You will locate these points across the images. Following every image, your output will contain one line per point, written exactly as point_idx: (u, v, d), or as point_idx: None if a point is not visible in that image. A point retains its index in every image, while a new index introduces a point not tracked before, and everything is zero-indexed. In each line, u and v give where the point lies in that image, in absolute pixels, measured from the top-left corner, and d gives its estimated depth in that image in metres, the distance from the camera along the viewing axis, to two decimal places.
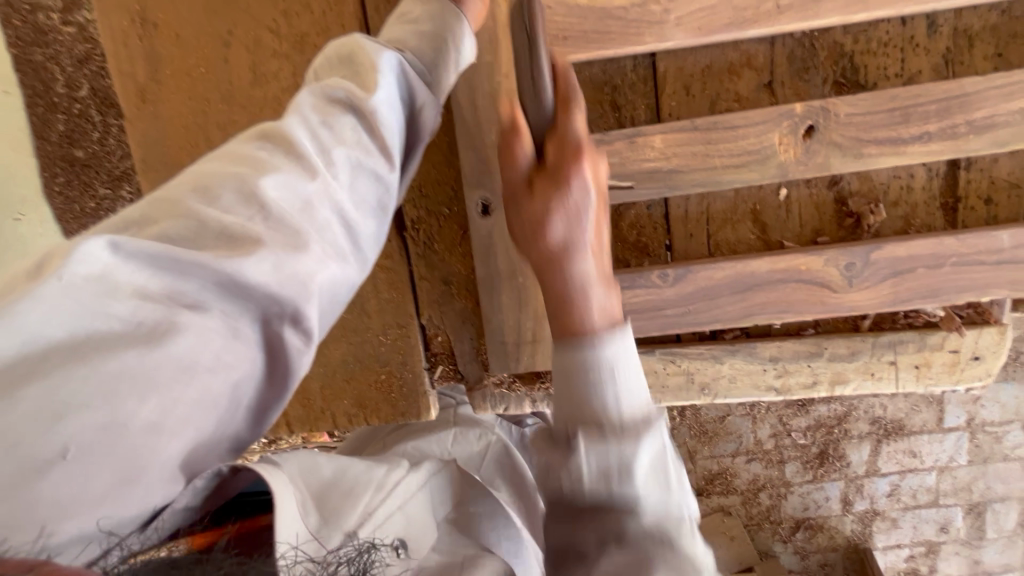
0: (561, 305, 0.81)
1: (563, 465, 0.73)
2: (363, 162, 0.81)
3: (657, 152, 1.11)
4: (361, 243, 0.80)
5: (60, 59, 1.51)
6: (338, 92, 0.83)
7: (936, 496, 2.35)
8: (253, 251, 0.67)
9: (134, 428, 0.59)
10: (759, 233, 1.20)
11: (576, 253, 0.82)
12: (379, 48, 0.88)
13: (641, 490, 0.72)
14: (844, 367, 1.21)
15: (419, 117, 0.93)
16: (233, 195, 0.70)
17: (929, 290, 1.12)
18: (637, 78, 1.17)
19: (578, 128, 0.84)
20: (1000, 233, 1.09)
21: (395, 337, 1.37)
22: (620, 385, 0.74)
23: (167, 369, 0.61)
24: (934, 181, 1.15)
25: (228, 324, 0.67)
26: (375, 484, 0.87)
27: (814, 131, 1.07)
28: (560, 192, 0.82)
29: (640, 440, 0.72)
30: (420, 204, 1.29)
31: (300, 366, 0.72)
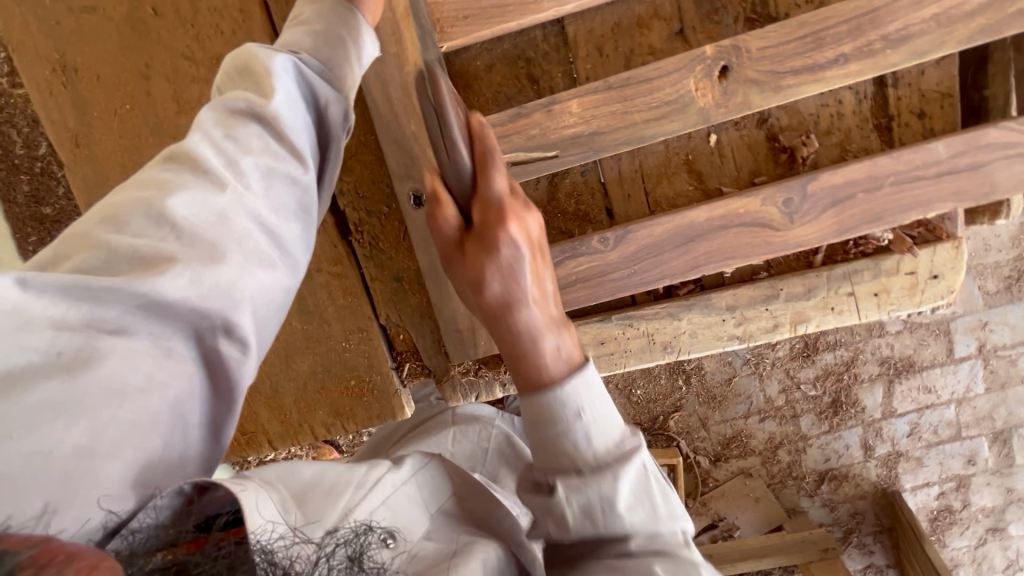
0: (514, 344, 0.81)
1: (545, 508, 0.76)
2: (274, 168, 0.81)
3: (576, 117, 1.10)
4: (288, 247, 0.81)
5: (15, 122, 1.54)
6: (239, 103, 0.83)
7: (958, 429, 2.30)
8: (168, 268, 0.68)
9: (66, 453, 0.61)
10: (697, 184, 1.19)
11: (519, 304, 0.81)
12: (271, 54, 0.87)
13: (628, 522, 0.74)
14: (802, 306, 1.19)
15: (327, 114, 0.92)
16: (142, 219, 0.71)
17: (872, 214, 1.09)
18: (550, 47, 1.16)
19: (499, 188, 0.86)
20: (935, 144, 1.06)
21: (357, 341, 1.38)
22: (587, 419, 0.75)
23: (94, 393, 0.63)
24: (862, 103, 1.13)
25: (158, 344, 0.69)
26: (356, 482, 0.79)
27: (728, 70, 1.06)
28: (491, 255, 0.82)
29: (617, 477, 0.73)
30: (359, 206, 1.30)
31: (242, 375, 0.75)
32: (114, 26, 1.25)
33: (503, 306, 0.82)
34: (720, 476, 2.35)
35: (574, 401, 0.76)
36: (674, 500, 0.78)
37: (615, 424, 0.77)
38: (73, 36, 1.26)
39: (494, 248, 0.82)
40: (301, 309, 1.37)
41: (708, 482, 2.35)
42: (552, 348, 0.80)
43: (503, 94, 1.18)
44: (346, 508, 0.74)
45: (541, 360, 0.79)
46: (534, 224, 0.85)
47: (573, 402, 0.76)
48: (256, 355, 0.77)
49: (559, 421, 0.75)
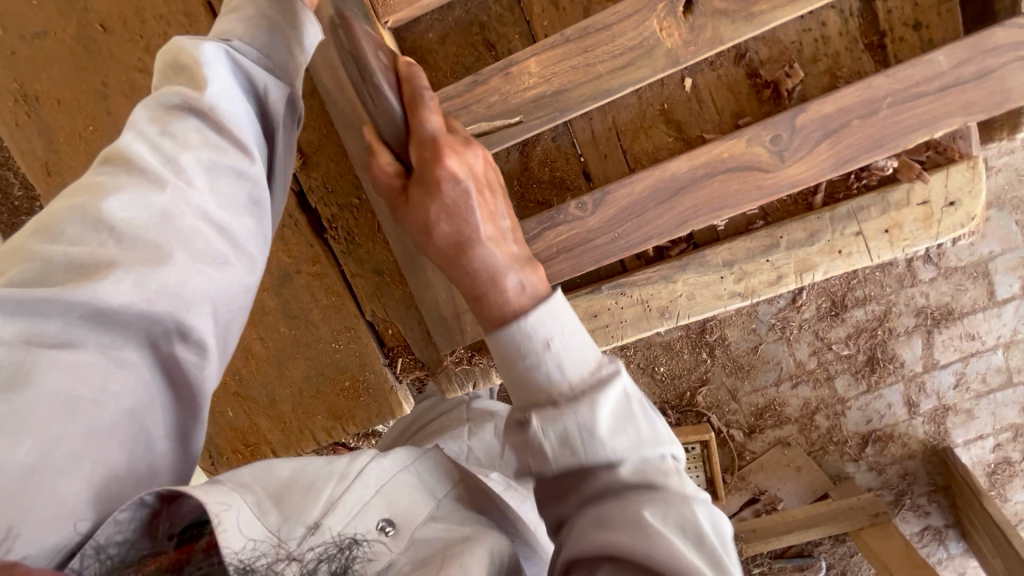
0: (474, 286, 0.76)
1: (523, 445, 0.69)
2: (218, 161, 0.76)
3: (536, 77, 1.03)
4: (245, 244, 0.78)
5: (10, 163, 1.64)
6: (173, 97, 0.78)
7: (1008, 375, 2.15)
8: (109, 273, 0.65)
9: (14, 473, 0.57)
10: (676, 134, 1.10)
11: (471, 243, 0.77)
12: (199, 44, 0.82)
13: (609, 444, 0.65)
14: (807, 252, 1.10)
15: (269, 102, 0.89)
16: (78, 227, 0.68)
17: (872, 141, 0.99)
18: (502, 8, 1.10)
19: (435, 125, 0.80)
20: (936, 56, 0.96)
21: (347, 340, 1.34)
22: (558, 347, 0.68)
23: (41, 408, 0.59)
24: (849, 22, 1.02)
25: (108, 353, 0.66)
26: (338, 474, 0.72)
27: (693, 5, 0.98)
28: (433, 193, 0.77)
29: (595, 397, 0.66)
30: (330, 201, 1.26)
31: (204, 379, 0.73)
32: (66, 48, 1.23)
33: (460, 241, 0.78)
34: (756, 448, 2.24)
35: (542, 330, 0.69)
36: (660, 424, 0.69)
37: (591, 350, 0.70)
38: (29, 64, 1.25)
39: (435, 187, 0.77)
40: (287, 314, 1.34)
41: (745, 454, 2.25)
42: (515, 284, 0.74)
43: (461, 65, 1.12)
44: (330, 501, 0.67)
45: (504, 296, 0.74)
46: (477, 159, 0.81)
47: (539, 332, 0.69)
48: (216, 354, 0.74)
49: (527, 355, 0.69)
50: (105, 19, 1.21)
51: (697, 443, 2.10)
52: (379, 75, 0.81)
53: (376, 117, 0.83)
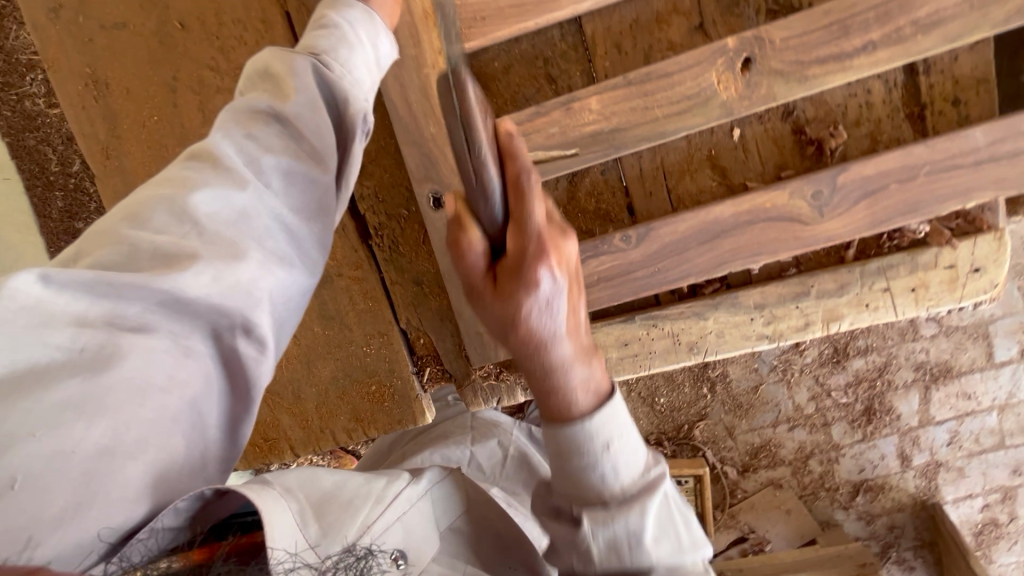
0: (543, 382, 0.70)
1: (570, 539, 0.73)
2: (295, 168, 0.80)
3: (596, 114, 1.09)
4: (307, 248, 0.80)
5: (51, 140, 1.82)
6: (261, 104, 0.83)
7: (1001, 437, 2.19)
8: (191, 264, 0.67)
9: (84, 456, 0.58)
10: (720, 179, 1.16)
11: (552, 343, 0.68)
12: (291, 58, 0.87)
13: (653, 557, 0.72)
14: (835, 303, 1.15)
15: (347, 114, 0.92)
16: (164, 216, 0.70)
17: (908, 205, 1.05)
18: (567, 46, 1.15)
19: (542, 215, 0.64)
20: (972, 131, 1.02)
21: (378, 345, 1.38)
22: (619, 457, 0.72)
23: (117, 394, 0.60)
24: (894, 92, 1.09)
25: (178, 341, 0.67)
26: (375, 496, 0.77)
27: (751, 63, 1.03)
28: (527, 292, 0.65)
29: (645, 504, 0.72)
30: (379, 210, 1.30)
31: (261, 374, 0.72)
32: (142, 40, 1.29)
33: (541, 338, 0.68)
34: (749, 487, 2.26)
35: (604, 432, 0.71)
36: (692, 528, 0.76)
37: (641, 448, 0.75)
38: (105, 53, 1.30)
39: (532, 286, 0.64)
40: (323, 314, 1.37)
41: (736, 493, 2.27)
42: (581, 380, 0.71)
43: (521, 95, 1.19)
44: (364, 523, 0.71)
45: (572, 399, 0.72)
46: (574, 250, 0.69)
47: (602, 435, 0.71)
48: (273, 349, 0.74)
49: (588, 454, 0.71)
50: (185, 18, 1.26)
51: (691, 477, 2.12)
52: (484, 144, 0.58)
53: (470, 193, 0.62)
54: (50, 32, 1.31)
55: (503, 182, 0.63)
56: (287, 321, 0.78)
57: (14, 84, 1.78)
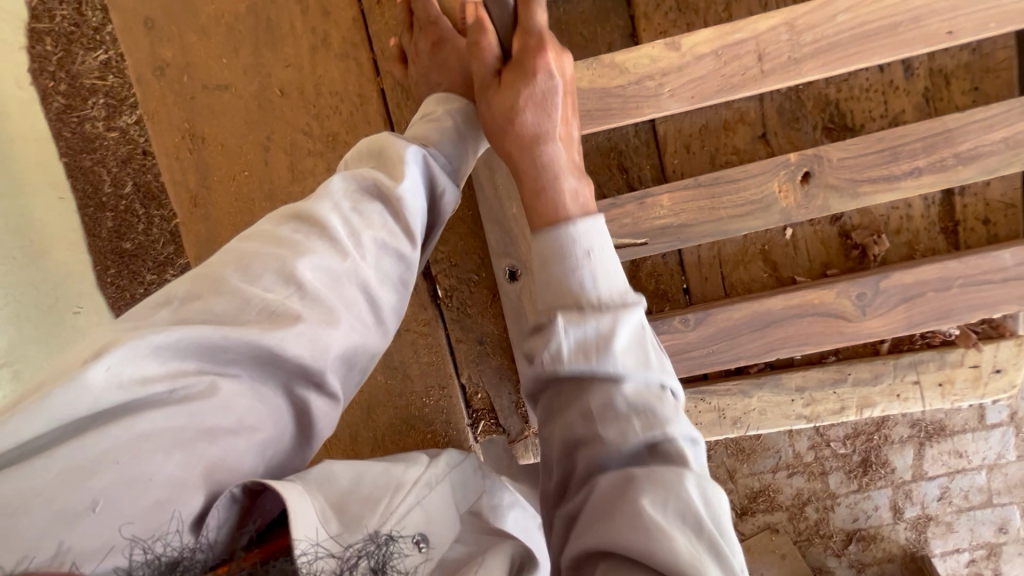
0: (536, 179, 0.94)
1: (543, 346, 0.77)
2: (389, 243, 0.83)
3: (666, 210, 1.20)
4: (384, 317, 0.81)
5: (106, 162, 1.67)
6: (367, 180, 0.85)
7: (989, 495, 2.04)
8: (293, 325, 0.69)
9: (157, 488, 0.58)
10: (771, 271, 1.28)
11: (546, 138, 0.95)
12: (405, 144, 0.91)
13: (618, 361, 0.74)
14: (869, 391, 1.27)
15: (440, 202, 0.95)
16: (272, 277, 0.72)
17: (941, 311, 1.17)
18: (640, 142, 1.27)
19: (541, 21, 0.98)
20: (1002, 253, 1.14)
21: (437, 397, 1.46)
22: (597, 267, 0.82)
23: (190, 431, 0.62)
24: (931, 208, 1.22)
25: (257, 389, 0.69)
26: (392, 485, 0.77)
27: (810, 176, 1.16)
28: (526, 80, 0.95)
29: (618, 316, 0.77)
30: (451, 273, 1.40)
31: (325, 426, 0.75)
32: (243, 103, 1.38)
33: (531, 133, 0.95)
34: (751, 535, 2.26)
35: (586, 241, 0.83)
36: (664, 361, 0.78)
37: (619, 277, 0.82)
38: (204, 110, 1.39)
39: (530, 75, 0.95)
40: (387, 364, 1.46)
41: None
42: (569, 188, 0.93)
43: (594, 181, 1.29)
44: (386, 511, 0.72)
45: (560, 204, 0.91)
46: (568, 65, 0.99)
47: (584, 241, 0.84)
48: (342, 407, 0.77)
49: (569, 256, 0.83)
50: (285, 86, 1.36)
51: None
52: None
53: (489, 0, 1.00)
54: (153, 87, 1.39)
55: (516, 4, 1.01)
56: (353, 383, 0.81)
57: (77, 107, 1.65)
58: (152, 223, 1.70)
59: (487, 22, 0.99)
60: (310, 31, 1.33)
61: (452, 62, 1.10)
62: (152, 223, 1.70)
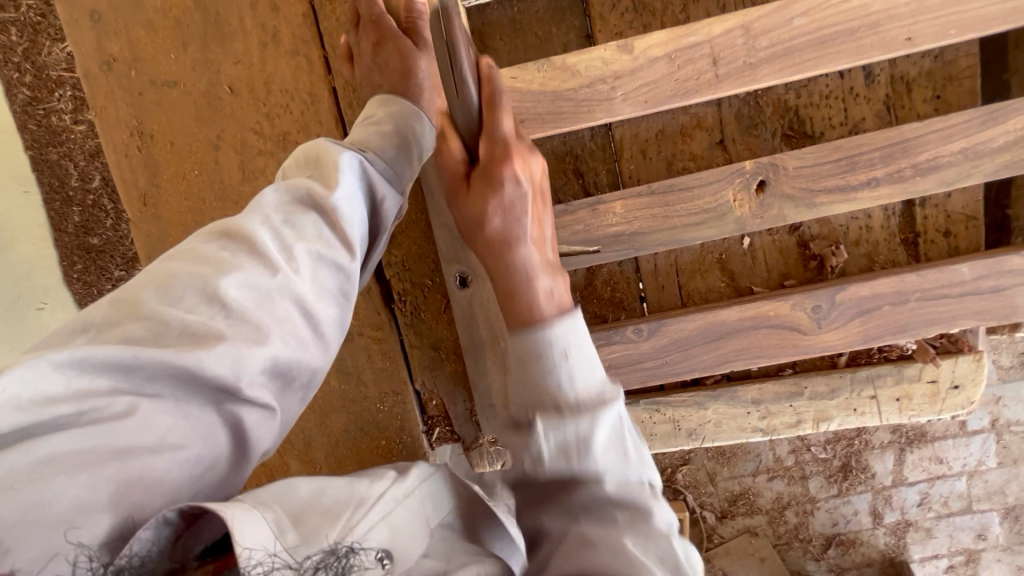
0: (508, 283, 0.79)
1: (524, 447, 0.71)
2: (326, 255, 0.75)
3: (619, 218, 1.17)
4: (323, 330, 0.74)
5: (73, 155, 1.62)
6: (301, 190, 0.78)
7: (969, 502, 1.92)
8: (214, 345, 0.62)
9: (59, 511, 0.51)
10: (728, 280, 1.25)
11: (516, 244, 0.81)
12: (341, 149, 0.83)
13: (598, 463, 0.68)
14: (825, 404, 1.24)
15: (381, 207, 0.87)
16: (195, 296, 0.65)
17: (898, 326, 1.14)
18: (596, 146, 1.24)
19: (508, 128, 0.82)
20: (960, 266, 1.11)
21: (392, 404, 1.43)
22: (573, 368, 0.70)
23: (98, 450, 0.55)
24: (891, 219, 1.19)
25: (179, 409, 0.62)
26: (355, 500, 0.66)
27: (765, 185, 1.12)
28: (494, 192, 0.81)
29: (596, 416, 0.68)
30: (405, 278, 1.37)
31: (263, 441, 0.68)
32: (191, 100, 1.34)
33: (498, 240, 0.82)
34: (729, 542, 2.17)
35: (562, 341, 0.71)
36: (644, 452, 0.72)
37: (599, 370, 0.72)
38: (152, 107, 1.35)
39: (497, 185, 0.81)
40: (341, 369, 1.43)
41: (713, 536, 1.98)
42: (545, 290, 0.78)
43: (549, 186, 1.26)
44: (345, 527, 0.62)
45: (534, 305, 0.77)
46: (538, 167, 0.84)
47: (560, 343, 0.71)
48: (279, 421, 0.71)
49: (545, 360, 0.70)
50: (235, 83, 1.32)
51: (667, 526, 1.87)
52: (466, 67, 0.76)
53: (451, 100, 0.81)
54: (100, 82, 1.35)
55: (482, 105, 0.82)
56: (295, 398, 0.73)
57: (42, 99, 1.60)
58: (120, 219, 1.64)
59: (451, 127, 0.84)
60: (259, 27, 1.30)
61: (393, 64, 1.07)
62: (120, 218, 1.64)
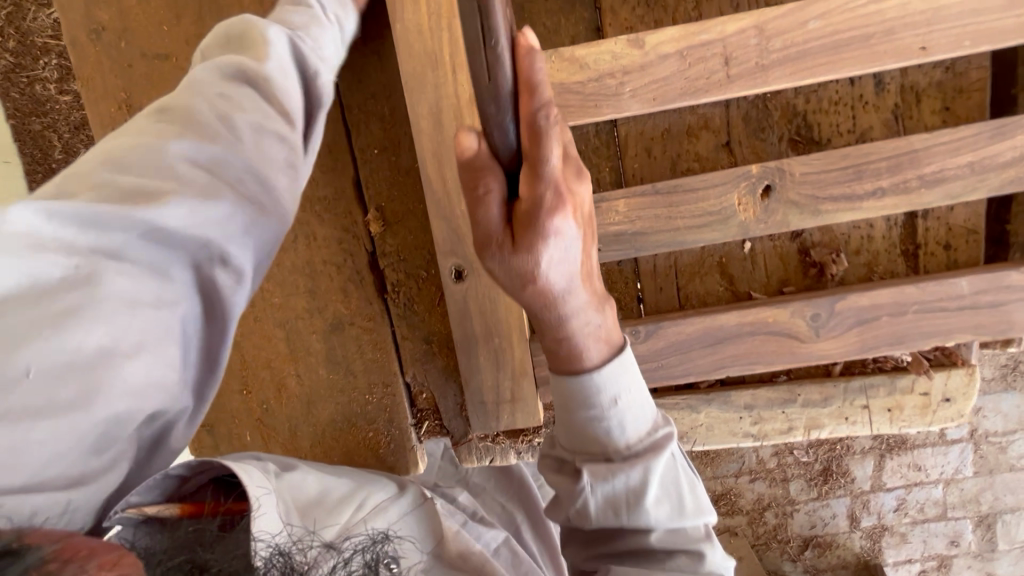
0: (562, 329, 0.73)
1: (569, 498, 0.74)
2: (268, 126, 0.77)
3: (622, 216, 1.15)
4: (282, 201, 0.78)
5: (57, 127, 1.57)
6: (231, 67, 0.79)
7: (944, 509, 1.94)
8: (173, 199, 0.67)
9: (91, 353, 0.59)
10: (727, 285, 1.24)
11: (571, 289, 0.70)
12: (266, 25, 0.85)
13: (651, 510, 0.71)
14: (818, 412, 1.24)
15: (314, 85, 0.87)
16: (148, 163, 0.68)
17: (895, 337, 1.14)
18: (600, 141, 1.21)
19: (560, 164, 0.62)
20: (960, 280, 1.11)
21: (381, 395, 1.40)
22: (625, 414, 0.74)
23: (106, 303, 0.61)
24: (893, 230, 1.18)
25: (158, 265, 0.67)
26: (356, 503, 0.90)
27: (771, 190, 1.11)
28: (548, 241, 0.65)
29: (648, 463, 0.72)
30: (399, 267, 1.34)
31: (236, 303, 0.73)
32: (184, 75, 1.29)
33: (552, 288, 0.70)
34: None
35: (612, 386, 0.74)
36: (700, 496, 0.75)
37: (649, 408, 0.76)
38: (143, 80, 1.30)
39: (553, 232, 0.65)
40: (329, 358, 1.40)
41: None
42: (595, 327, 0.75)
43: None
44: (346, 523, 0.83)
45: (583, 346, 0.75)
46: (586, 194, 0.70)
47: (608, 390, 0.73)
48: (250, 287, 0.75)
49: (594, 408, 0.73)
50: None
51: None
52: (505, 61, 0.54)
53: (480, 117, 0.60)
54: (87, 51, 1.30)
55: (520, 132, 0.61)
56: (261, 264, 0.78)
57: (26, 66, 1.53)
58: None
59: (479, 153, 0.64)
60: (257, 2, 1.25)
61: None
62: None
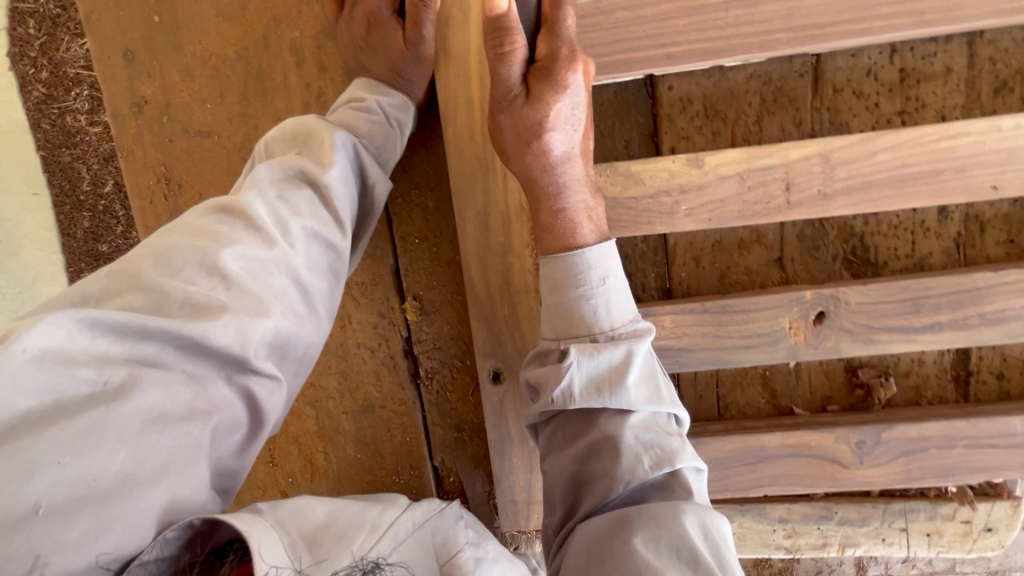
0: (560, 207, 0.95)
1: (555, 374, 0.86)
2: (319, 232, 0.87)
3: (668, 331, 1.12)
4: (317, 305, 0.86)
5: (86, 159, 1.50)
6: (295, 168, 0.90)
7: None
8: (219, 315, 0.70)
9: (105, 485, 0.58)
10: (769, 398, 1.21)
11: (570, 153, 0.94)
12: (333, 129, 0.97)
13: (630, 390, 0.83)
14: (853, 531, 1.22)
15: (372, 193, 1.03)
16: (195, 267, 0.73)
17: (941, 470, 1.11)
18: (647, 248, 1.18)
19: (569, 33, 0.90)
20: (1013, 419, 1.08)
21: (407, 478, 1.39)
22: (612, 305, 0.89)
23: (133, 423, 0.62)
24: (945, 356, 1.15)
25: (194, 381, 0.69)
26: (369, 524, 0.70)
27: (824, 317, 1.08)
28: (555, 91, 0.90)
29: (630, 346, 0.86)
30: (434, 355, 1.32)
31: (272, 408, 0.76)
32: (225, 153, 1.27)
33: (557, 154, 0.94)
34: None
35: (601, 268, 0.90)
36: (671, 390, 0.87)
37: (632, 310, 0.92)
38: (183, 155, 1.28)
39: (561, 86, 0.90)
40: (358, 439, 1.38)
41: None
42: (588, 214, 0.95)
43: None
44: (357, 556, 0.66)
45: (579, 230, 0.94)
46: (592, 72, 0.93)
47: (599, 270, 0.90)
48: (284, 393, 0.79)
49: (583, 287, 0.90)
50: None
51: None
52: None
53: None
54: (129, 124, 1.28)
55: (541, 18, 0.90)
56: (290, 370, 0.83)
57: (57, 97, 1.47)
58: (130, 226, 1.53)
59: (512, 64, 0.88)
60: (304, 85, 1.22)
61: None
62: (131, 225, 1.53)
